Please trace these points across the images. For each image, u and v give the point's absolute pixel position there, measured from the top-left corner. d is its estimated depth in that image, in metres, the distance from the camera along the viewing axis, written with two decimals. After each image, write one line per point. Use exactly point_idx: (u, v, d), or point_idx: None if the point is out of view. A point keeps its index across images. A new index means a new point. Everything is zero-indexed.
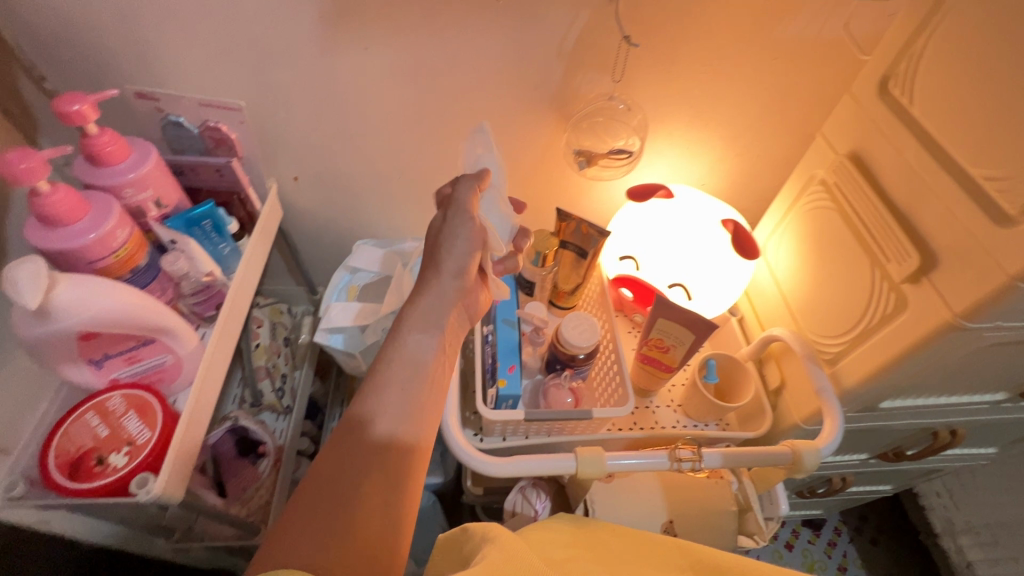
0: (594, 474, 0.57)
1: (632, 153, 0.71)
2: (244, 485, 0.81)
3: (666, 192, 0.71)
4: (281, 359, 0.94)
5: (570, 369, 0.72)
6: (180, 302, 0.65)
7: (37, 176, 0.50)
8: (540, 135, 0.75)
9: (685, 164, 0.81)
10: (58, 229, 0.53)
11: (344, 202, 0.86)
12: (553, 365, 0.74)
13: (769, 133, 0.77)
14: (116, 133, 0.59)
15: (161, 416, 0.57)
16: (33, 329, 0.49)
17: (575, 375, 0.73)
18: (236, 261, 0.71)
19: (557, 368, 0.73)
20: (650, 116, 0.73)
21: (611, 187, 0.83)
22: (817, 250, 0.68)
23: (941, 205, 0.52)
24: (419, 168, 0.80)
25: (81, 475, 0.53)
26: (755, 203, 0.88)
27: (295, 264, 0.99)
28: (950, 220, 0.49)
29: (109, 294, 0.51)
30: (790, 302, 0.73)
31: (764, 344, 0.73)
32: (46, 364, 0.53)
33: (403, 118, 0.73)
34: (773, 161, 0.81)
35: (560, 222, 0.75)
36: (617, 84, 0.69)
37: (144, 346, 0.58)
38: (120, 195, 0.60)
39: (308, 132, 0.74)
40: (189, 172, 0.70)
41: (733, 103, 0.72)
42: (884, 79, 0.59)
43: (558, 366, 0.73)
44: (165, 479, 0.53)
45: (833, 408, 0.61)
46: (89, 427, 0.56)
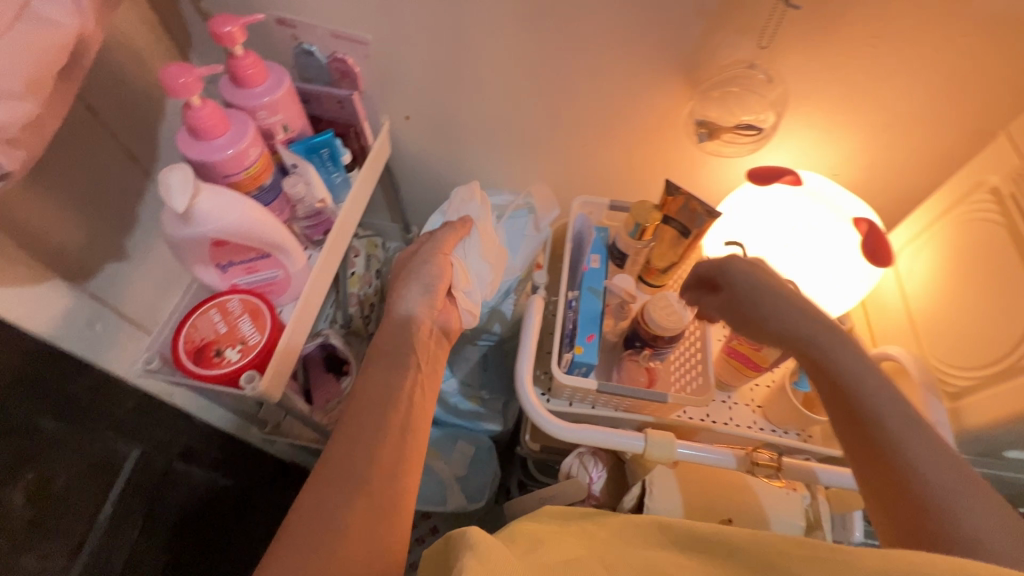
0: (661, 458, 0.57)
1: (762, 130, 0.66)
2: (328, 398, 0.88)
3: (792, 177, 0.65)
4: (371, 290, 1.00)
5: (650, 349, 0.70)
6: (294, 223, 0.70)
7: (192, 92, 0.54)
8: (660, 100, 0.70)
9: (821, 150, 0.72)
10: (203, 142, 0.58)
11: (449, 146, 0.87)
12: (632, 342, 0.71)
13: (934, 125, 0.66)
14: (257, 57, 0.62)
15: (270, 323, 0.63)
16: (177, 229, 0.55)
17: (655, 356, 0.70)
18: (345, 192, 0.75)
19: (636, 346, 0.71)
20: (791, 91, 0.65)
21: (729, 165, 0.77)
22: (966, 268, 0.59)
23: (759, 308, 0.57)
24: (528, 121, 0.79)
25: (202, 361, 0.61)
26: (897, 204, 0.78)
27: (395, 202, 1.03)
28: (792, 332, 0.54)
29: (239, 207, 0.56)
30: (915, 320, 0.64)
31: (874, 361, 0.66)
32: (183, 261, 0.60)
33: (517, 69, 0.71)
34: (931, 158, 0.70)
35: (666, 195, 0.70)
36: (762, 50, 0.62)
37: (262, 258, 0.63)
38: (255, 116, 0.64)
39: (426, 72, 0.74)
40: (314, 101, 0.74)
41: (894, 85, 0.63)
42: None
43: (636, 345, 0.71)
44: (267, 379, 0.59)
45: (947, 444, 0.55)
46: (211, 321, 0.63)
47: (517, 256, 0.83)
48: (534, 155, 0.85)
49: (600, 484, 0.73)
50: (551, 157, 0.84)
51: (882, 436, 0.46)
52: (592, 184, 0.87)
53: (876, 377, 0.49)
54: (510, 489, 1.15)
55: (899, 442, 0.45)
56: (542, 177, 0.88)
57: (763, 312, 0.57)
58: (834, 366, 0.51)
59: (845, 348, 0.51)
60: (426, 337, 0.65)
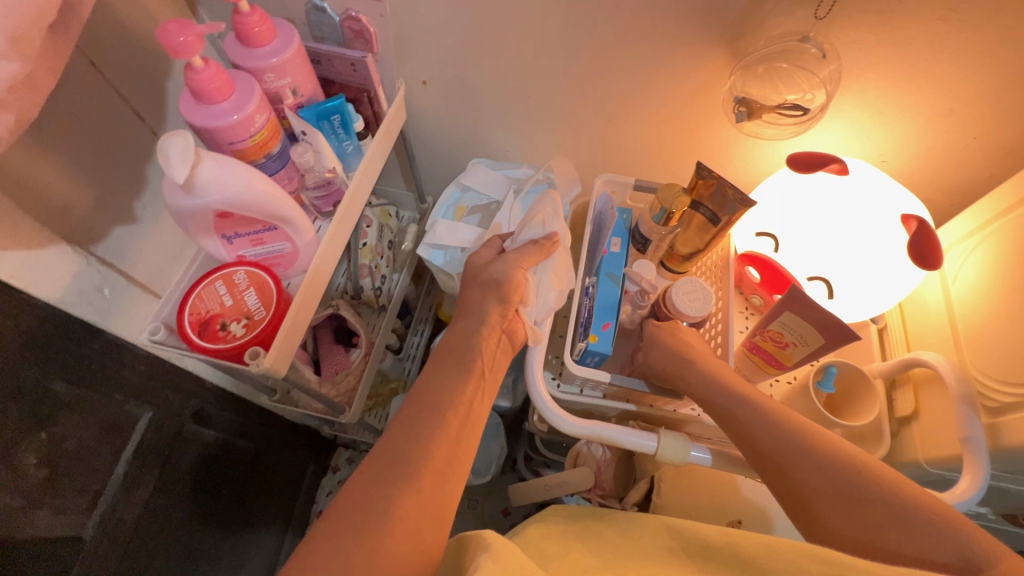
0: (674, 460, 0.55)
1: (808, 110, 0.58)
2: (336, 369, 0.89)
3: (840, 166, 0.58)
4: (383, 261, 0.96)
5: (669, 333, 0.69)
6: (302, 193, 0.68)
7: (194, 51, 0.51)
8: (697, 74, 0.65)
9: (870, 135, 0.66)
10: (207, 106, 0.55)
11: (469, 115, 0.82)
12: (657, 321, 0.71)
13: (1005, 112, 0.59)
14: (264, 13, 0.58)
15: (275, 299, 0.61)
16: (180, 200, 0.53)
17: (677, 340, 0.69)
18: (357, 161, 0.71)
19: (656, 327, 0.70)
20: (846, 68, 0.59)
21: (766, 147, 0.71)
22: (1018, 274, 0.54)
23: (675, 363, 0.62)
24: (552, 92, 0.74)
25: (206, 335, 0.60)
26: (948, 197, 0.72)
27: (410, 170, 0.99)
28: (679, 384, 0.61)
29: (244, 178, 0.54)
30: (958, 327, 0.60)
31: (906, 366, 0.62)
32: (188, 232, 0.58)
33: (545, 34, 0.65)
34: (995, 149, 0.64)
35: (697, 178, 0.65)
36: (817, 22, 0.56)
37: (269, 231, 0.61)
38: (262, 78, 0.60)
39: (445, 35, 0.69)
40: (325, 63, 0.69)
41: (963, 66, 0.56)
42: None
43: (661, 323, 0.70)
44: (273, 356, 0.57)
45: (980, 463, 0.51)
46: (217, 294, 0.61)
47: None
48: (557, 128, 0.80)
49: (608, 472, 0.72)
50: (574, 131, 0.79)
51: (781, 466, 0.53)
52: (616, 161, 0.82)
53: (766, 420, 0.55)
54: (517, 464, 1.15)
55: (791, 464, 0.52)
56: (564, 152, 0.84)
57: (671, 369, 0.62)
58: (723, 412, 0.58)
59: (737, 399, 0.58)
60: (492, 339, 0.62)
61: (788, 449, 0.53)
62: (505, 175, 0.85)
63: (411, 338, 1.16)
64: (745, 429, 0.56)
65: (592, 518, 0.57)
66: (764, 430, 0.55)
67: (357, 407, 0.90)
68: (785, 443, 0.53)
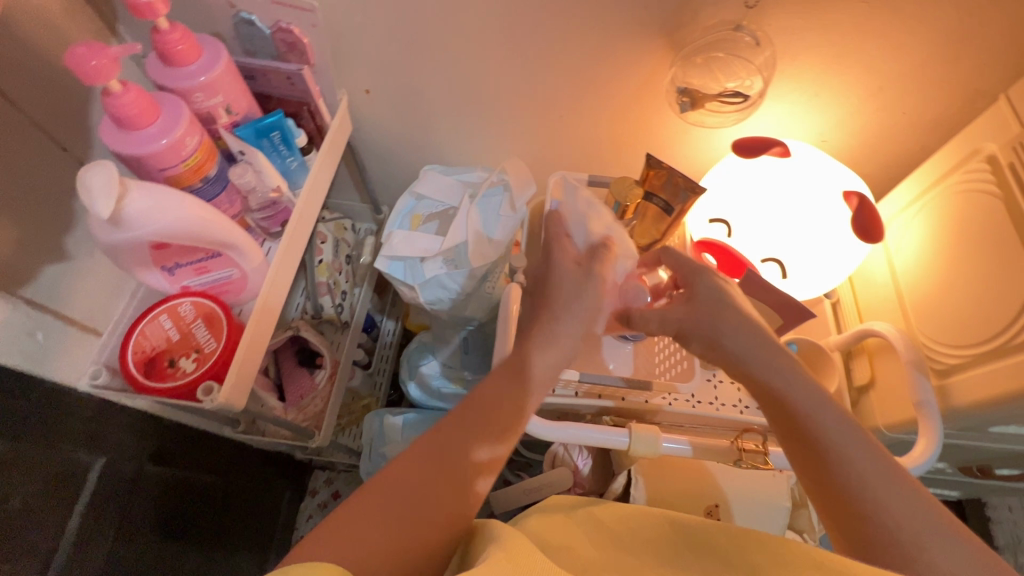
0: (646, 453, 0.55)
1: (748, 97, 0.60)
2: (301, 394, 0.86)
3: (783, 149, 0.60)
4: (342, 277, 0.94)
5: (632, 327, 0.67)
6: (247, 216, 0.64)
7: (106, 75, 0.47)
8: (640, 68, 0.65)
9: (808, 117, 0.68)
10: (131, 132, 0.52)
11: (417, 122, 0.80)
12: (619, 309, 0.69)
13: (928, 87, 0.62)
14: (187, 30, 0.55)
15: (226, 329, 0.58)
16: (107, 234, 0.50)
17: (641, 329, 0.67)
18: (304, 177, 0.68)
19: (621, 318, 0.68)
20: (780, 54, 0.61)
21: (711, 136, 0.73)
22: (956, 240, 0.57)
23: (712, 321, 0.51)
24: (499, 94, 0.73)
25: (154, 374, 0.57)
26: (884, 172, 0.75)
27: (361, 182, 0.96)
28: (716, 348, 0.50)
29: (179, 206, 0.51)
30: (904, 296, 0.62)
31: (860, 338, 0.64)
32: (122, 265, 0.55)
33: (487, 35, 0.64)
34: (921, 124, 0.67)
35: (648, 169, 0.66)
36: (748, 10, 0.57)
37: (212, 258, 0.58)
38: (191, 98, 0.57)
39: (384, 42, 0.67)
40: (260, 78, 0.66)
41: (889, 44, 0.58)
42: None
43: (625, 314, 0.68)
44: (228, 390, 0.54)
45: (934, 425, 0.53)
46: (162, 328, 0.58)
47: (493, 239, 0.78)
48: (507, 130, 0.79)
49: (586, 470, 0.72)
50: (525, 131, 0.78)
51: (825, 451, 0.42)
52: (568, 158, 0.82)
53: (823, 405, 0.44)
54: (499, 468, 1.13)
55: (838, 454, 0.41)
56: (517, 152, 0.83)
57: (711, 327, 0.50)
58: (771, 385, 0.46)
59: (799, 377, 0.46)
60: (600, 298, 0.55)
61: (841, 437, 0.42)
62: (459, 180, 0.84)
63: (379, 351, 1.14)
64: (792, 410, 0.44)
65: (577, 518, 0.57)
66: (818, 411, 0.43)
67: (326, 428, 0.89)
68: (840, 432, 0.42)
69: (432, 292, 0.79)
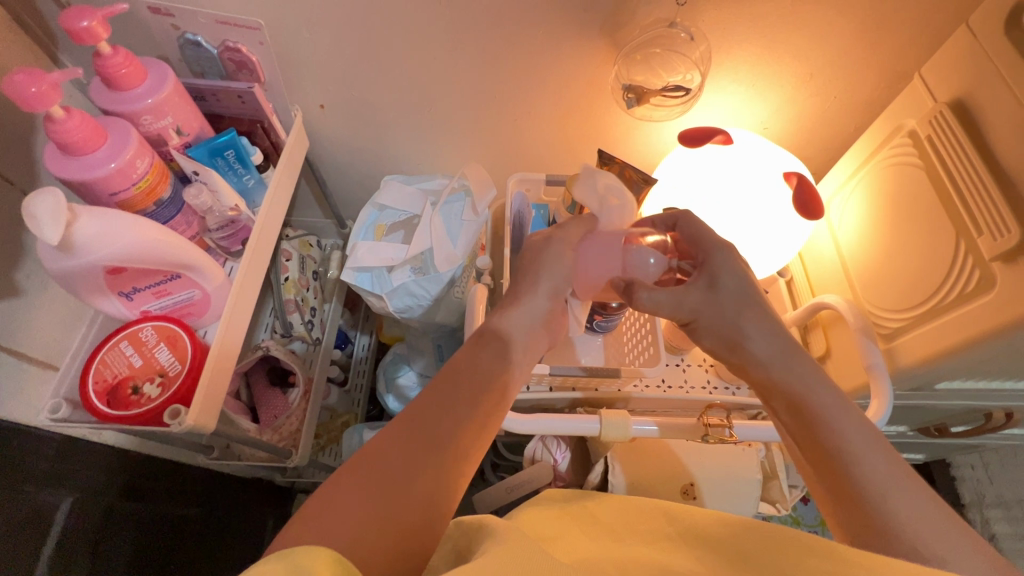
0: (618, 438, 0.56)
1: (689, 90, 0.63)
2: (275, 414, 0.85)
3: (725, 137, 0.62)
4: (310, 293, 0.94)
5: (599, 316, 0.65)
6: (206, 236, 0.64)
7: (50, 101, 0.47)
8: (585, 68, 0.67)
9: (747, 105, 0.71)
10: (78, 158, 0.52)
11: (374, 134, 0.81)
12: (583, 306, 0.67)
13: (852, 71, 0.66)
14: (130, 53, 0.55)
15: (190, 350, 0.57)
16: (59, 262, 0.49)
17: (605, 325, 0.66)
18: (262, 194, 0.68)
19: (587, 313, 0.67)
20: (714, 47, 0.64)
21: (659, 129, 0.76)
22: (891, 211, 0.60)
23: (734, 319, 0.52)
24: (452, 101, 0.74)
25: (117, 402, 0.55)
26: (823, 154, 0.79)
27: (323, 196, 0.96)
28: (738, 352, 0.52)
29: (132, 229, 0.50)
30: (850, 268, 0.66)
31: (813, 311, 0.67)
32: (77, 294, 0.54)
33: (436, 43, 0.66)
34: (852, 106, 0.71)
35: (601, 165, 0.68)
36: (680, 7, 0.60)
37: (171, 280, 0.57)
38: (139, 122, 0.57)
39: (332, 56, 0.68)
40: (210, 98, 0.66)
41: (815, 33, 0.62)
42: (1015, 9, 0.49)
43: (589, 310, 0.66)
44: (196, 411, 0.54)
45: (883, 387, 0.56)
46: (123, 356, 0.57)
47: (458, 243, 0.79)
48: (463, 136, 0.80)
49: (565, 464, 0.73)
50: (481, 135, 0.80)
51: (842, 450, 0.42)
52: (527, 159, 0.84)
53: (838, 406, 0.45)
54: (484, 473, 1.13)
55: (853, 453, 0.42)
56: (475, 157, 0.84)
57: (733, 325, 0.52)
58: (793, 390, 0.47)
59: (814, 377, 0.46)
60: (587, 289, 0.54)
61: (851, 435, 0.43)
62: (420, 188, 0.84)
63: (354, 367, 1.13)
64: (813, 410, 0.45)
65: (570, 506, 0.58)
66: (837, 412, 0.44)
67: (304, 447, 0.88)
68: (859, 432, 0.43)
69: (401, 300, 0.80)
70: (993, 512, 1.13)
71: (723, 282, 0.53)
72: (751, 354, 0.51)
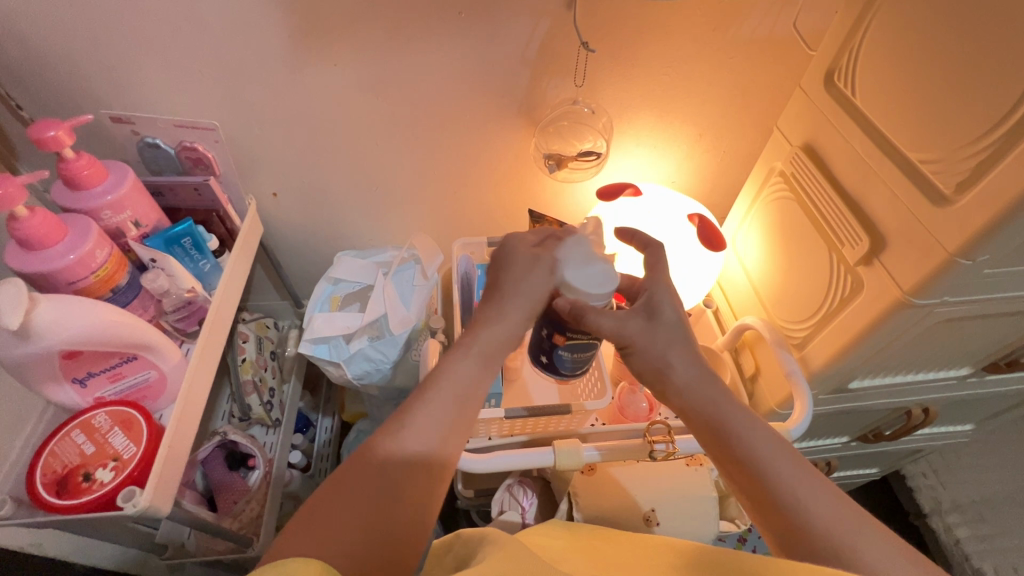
0: (571, 466, 0.59)
1: (600, 155, 0.74)
2: (234, 499, 0.82)
3: (634, 189, 0.72)
4: (268, 373, 0.94)
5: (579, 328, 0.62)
6: (162, 319, 0.66)
7: (15, 202, 0.51)
8: (510, 141, 0.78)
9: (653, 164, 0.83)
10: (37, 253, 0.55)
11: (326, 215, 0.88)
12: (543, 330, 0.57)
13: (731, 130, 0.80)
14: (92, 157, 0.60)
15: (145, 430, 0.57)
16: (14, 349, 0.50)
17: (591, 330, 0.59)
18: (218, 278, 0.72)
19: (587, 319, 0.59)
20: (616, 118, 0.76)
21: (582, 188, 0.86)
22: (782, 239, 0.69)
23: (667, 342, 0.54)
24: (394, 180, 0.82)
25: (67, 491, 0.54)
26: (724, 199, 0.92)
27: (279, 279, 1.01)
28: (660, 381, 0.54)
29: (90, 312, 0.53)
30: (759, 292, 0.75)
31: (739, 333, 0.75)
32: (30, 384, 0.54)
33: (378, 129, 0.74)
34: (738, 156, 0.84)
35: (534, 224, 0.77)
36: (580, 89, 0.71)
37: (127, 362, 0.59)
38: (99, 217, 0.61)
39: (283, 149, 0.76)
40: (168, 192, 0.72)
41: (694, 102, 0.75)
42: (827, 74, 0.61)
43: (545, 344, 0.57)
44: (151, 492, 0.53)
45: (803, 390, 0.63)
46: (75, 444, 0.56)
47: (411, 307, 0.84)
48: (408, 210, 0.88)
49: (533, 511, 0.73)
50: (425, 207, 0.88)
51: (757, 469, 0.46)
52: (469, 225, 0.92)
53: (762, 435, 0.48)
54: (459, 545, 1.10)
55: (773, 468, 0.46)
56: (422, 228, 0.92)
57: (666, 352, 0.54)
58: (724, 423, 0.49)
59: None
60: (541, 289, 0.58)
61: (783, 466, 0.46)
62: (372, 261, 0.90)
63: (318, 450, 1.10)
64: (718, 427, 0.49)
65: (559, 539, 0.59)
66: (747, 428, 0.48)
67: (266, 535, 0.84)
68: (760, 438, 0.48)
69: (358, 366, 0.83)
70: (952, 517, 1.15)
71: (663, 314, 0.55)
72: (682, 358, 0.54)
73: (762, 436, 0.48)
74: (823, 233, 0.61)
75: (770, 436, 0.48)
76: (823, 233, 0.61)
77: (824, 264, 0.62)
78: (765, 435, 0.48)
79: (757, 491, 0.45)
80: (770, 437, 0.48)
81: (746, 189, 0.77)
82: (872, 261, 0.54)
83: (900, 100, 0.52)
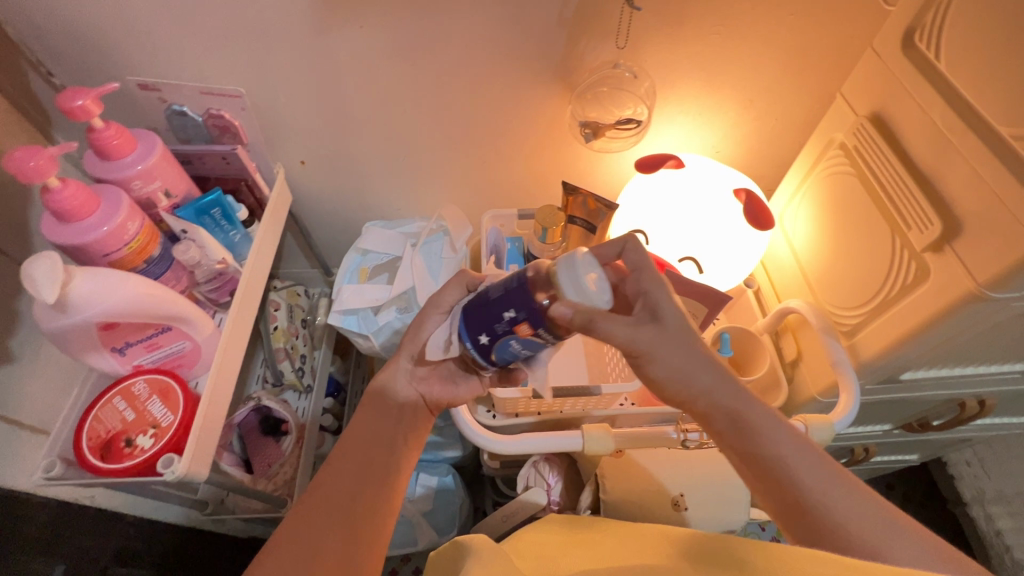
0: (600, 451, 0.58)
1: (640, 123, 0.68)
2: (269, 462, 0.85)
3: (676, 161, 0.67)
4: (299, 340, 0.96)
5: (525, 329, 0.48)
6: (195, 290, 0.67)
7: (46, 173, 0.51)
8: (544, 107, 0.73)
9: (697, 132, 0.78)
10: (71, 225, 0.55)
11: (354, 184, 0.86)
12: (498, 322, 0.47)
13: (786, 96, 0.73)
14: (120, 126, 0.59)
15: (182, 399, 0.59)
16: (54, 320, 0.51)
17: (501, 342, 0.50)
18: (248, 248, 0.72)
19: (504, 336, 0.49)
20: (659, 83, 0.70)
21: (619, 158, 0.81)
22: (836, 216, 0.64)
23: None
24: (422, 147, 0.79)
25: (111, 455, 0.56)
26: (774, 170, 0.85)
27: (309, 248, 1.01)
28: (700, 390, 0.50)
29: (123, 285, 0.53)
30: (807, 273, 0.70)
31: (781, 317, 0.71)
32: (71, 353, 0.56)
33: (405, 95, 0.71)
34: (793, 125, 0.78)
35: (567, 196, 0.73)
36: (622, 50, 0.66)
37: (162, 333, 0.59)
38: (129, 187, 0.61)
39: (310, 117, 0.73)
40: (196, 161, 0.71)
41: (747, 65, 0.69)
42: (907, 33, 0.54)
43: (500, 327, 0.47)
44: (189, 459, 0.55)
45: (851, 381, 0.59)
46: (117, 411, 0.58)
47: (439, 280, 0.82)
48: (436, 179, 0.85)
49: (558, 488, 0.73)
50: (454, 176, 0.85)
51: (778, 471, 0.47)
52: (500, 195, 0.89)
53: (776, 432, 0.48)
54: (483, 510, 1.12)
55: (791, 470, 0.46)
56: (451, 198, 0.89)
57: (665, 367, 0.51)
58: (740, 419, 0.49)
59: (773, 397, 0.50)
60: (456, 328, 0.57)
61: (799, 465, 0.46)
62: (400, 231, 0.88)
63: (348, 414, 1.12)
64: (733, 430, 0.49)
65: (584, 528, 0.57)
66: (764, 425, 0.48)
67: (300, 496, 0.87)
68: (771, 438, 0.48)
69: (387, 339, 0.82)
70: (995, 507, 1.11)
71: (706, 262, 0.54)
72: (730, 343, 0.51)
73: (771, 430, 0.48)
74: (886, 214, 0.56)
75: (788, 431, 0.48)
76: (886, 211, 0.56)
77: (886, 246, 0.56)
78: (785, 430, 0.48)
79: (789, 500, 0.46)
80: (787, 435, 0.48)
81: (801, 160, 0.71)
82: (944, 249, 0.49)
83: (995, 64, 0.46)
